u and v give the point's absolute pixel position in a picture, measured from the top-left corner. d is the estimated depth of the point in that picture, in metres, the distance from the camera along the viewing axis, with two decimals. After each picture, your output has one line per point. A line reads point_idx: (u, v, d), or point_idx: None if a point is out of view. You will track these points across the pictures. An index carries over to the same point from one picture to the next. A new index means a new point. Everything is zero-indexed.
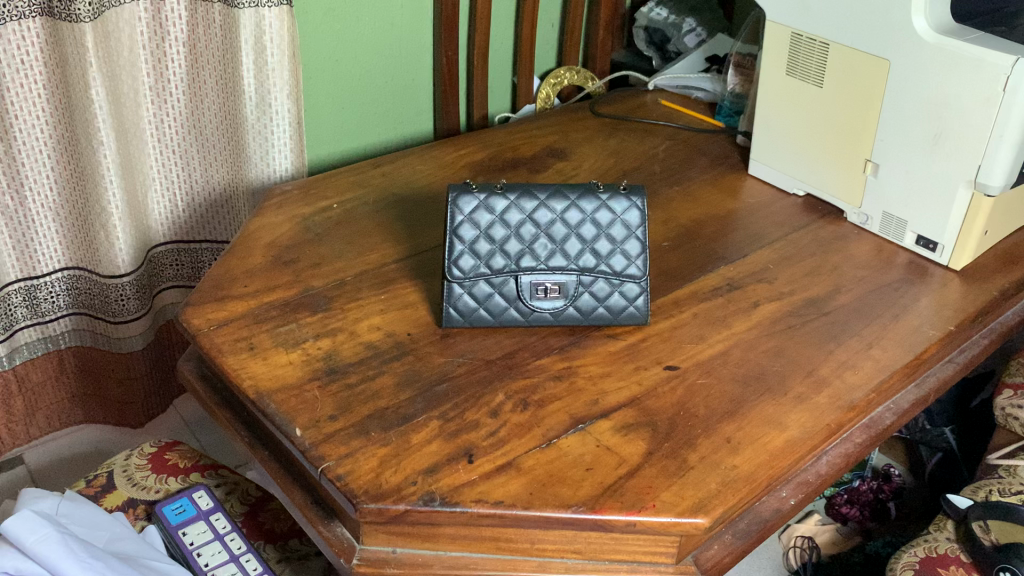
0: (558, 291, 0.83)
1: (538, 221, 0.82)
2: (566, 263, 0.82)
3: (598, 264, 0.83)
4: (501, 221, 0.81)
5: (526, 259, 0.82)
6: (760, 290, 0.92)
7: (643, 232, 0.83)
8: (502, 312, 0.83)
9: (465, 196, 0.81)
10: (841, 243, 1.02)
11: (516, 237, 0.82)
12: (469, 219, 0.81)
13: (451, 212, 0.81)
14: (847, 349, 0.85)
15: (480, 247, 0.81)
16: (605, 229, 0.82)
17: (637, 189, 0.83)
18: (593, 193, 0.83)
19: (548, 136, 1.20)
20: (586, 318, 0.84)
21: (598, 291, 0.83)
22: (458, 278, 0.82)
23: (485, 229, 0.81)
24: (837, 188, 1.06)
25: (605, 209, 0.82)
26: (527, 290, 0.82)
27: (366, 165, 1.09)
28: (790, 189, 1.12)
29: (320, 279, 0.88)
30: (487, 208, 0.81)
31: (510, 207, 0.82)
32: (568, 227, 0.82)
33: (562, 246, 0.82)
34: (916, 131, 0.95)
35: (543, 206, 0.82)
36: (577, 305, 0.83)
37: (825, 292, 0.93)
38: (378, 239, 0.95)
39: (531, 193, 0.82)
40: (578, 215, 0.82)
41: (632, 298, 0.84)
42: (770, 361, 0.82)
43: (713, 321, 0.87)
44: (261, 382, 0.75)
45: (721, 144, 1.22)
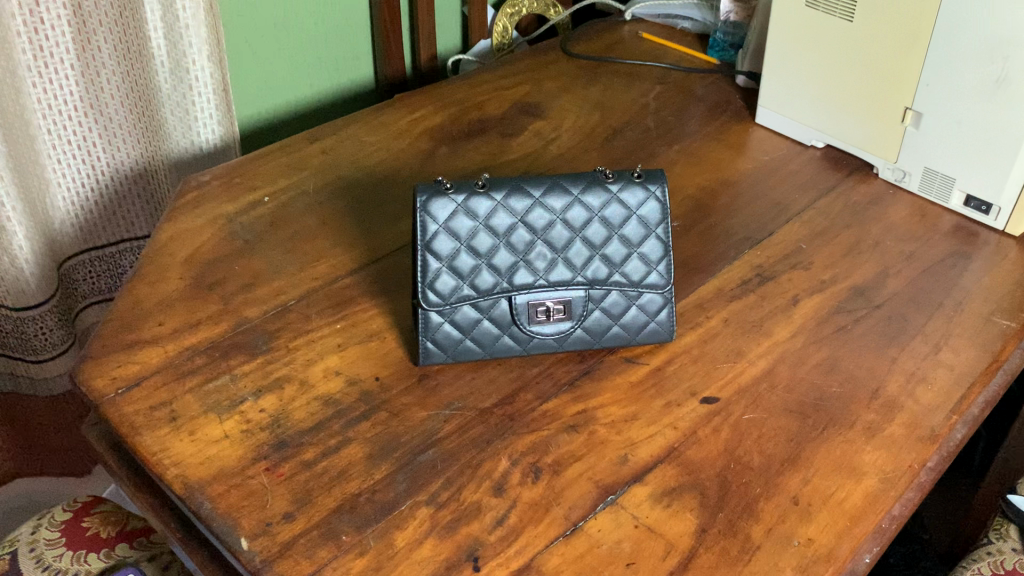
0: (564, 312, 0.66)
1: (532, 225, 0.64)
2: (571, 276, 0.65)
3: (610, 274, 0.66)
4: (486, 228, 0.64)
5: (521, 273, 0.65)
6: (796, 280, 0.76)
7: (664, 229, 0.66)
8: (494, 343, 0.66)
9: (438, 200, 0.63)
10: (876, 207, 0.86)
11: (506, 246, 0.64)
12: (446, 229, 0.63)
13: (420, 221, 0.63)
14: (912, 354, 0.70)
15: (462, 263, 0.64)
16: (616, 229, 0.65)
17: (654, 174, 0.66)
18: (601, 185, 0.65)
19: (518, 88, 1.01)
20: (599, 342, 0.67)
21: (612, 306, 0.66)
22: (436, 304, 0.64)
23: (465, 241, 0.63)
24: (866, 140, 0.90)
25: (617, 205, 0.65)
26: (524, 312, 0.65)
27: (301, 140, 0.89)
28: (809, 141, 0.95)
29: (256, 306, 0.70)
30: (466, 213, 0.63)
31: (496, 209, 0.64)
32: (572, 230, 0.65)
33: (566, 254, 0.65)
34: (970, 75, 0.79)
35: (539, 205, 0.64)
36: (586, 326, 0.67)
37: (870, 276, 0.77)
38: (325, 244, 0.76)
39: (523, 189, 0.64)
40: (584, 213, 0.65)
41: (654, 312, 0.67)
42: (823, 381, 0.67)
43: (749, 329, 0.71)
44: (189, 470, 0.57)
45: (718, 86, 1.04)
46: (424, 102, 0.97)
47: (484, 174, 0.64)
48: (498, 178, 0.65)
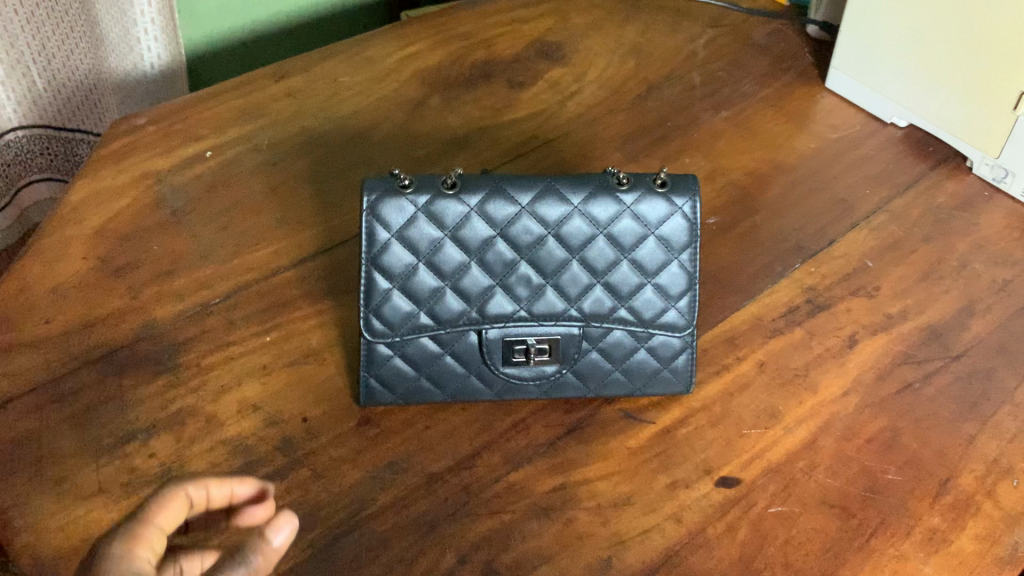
0: (550, 352, 0.51)
1: (516, 240, 0.49)
2: (562, 307, 0.51)
3: (614, 306, 0.51)
4: (454, 241, 0.49)
5: (497, 300, 0.50)
6: (856, 313, 0.60)
7: (689, 256, 0.51)
8: (457, 385, 0.52)
9: (393, 201, 0.48)
10: (965, 214, 0.69)
11: (479, 265, 0.50)
12: (400, 238, 0.49)
13: (368, 228, 0.48)
14: (997, 432, 0.54)
15: (420, 284, 0.50)
16: (625, 252, 0.50)
17: (684, 182, 0.50)
18: (611, 193, 0.49)
19: (539, 21, 0.83)
20: (594, 389, 0.53)
21: (614, 347, 0.52)
22: (384, 333, 0.50)
23: (425, 255, 0.49)
24: (965, 125, 0.72)
25: (630, 220, 0.50)
26: (498, 350, 0.51)
27: (266, 76, 0.73)
28: (890, 118, 0.77)
29: (171, 304, 0.56)
30: (429, 220, 0.49)
31: (470, 218, 0.49)
32: (568, 249, 0.50)
33: (557, 279, 0.50)
34: None
35: (526, 215, 0.49)
36: (579, 369, 0.52)
37: (951, 313, 0.61)
38: (270, 221, 0.62)
39: (508, 193, 0.49)
40: (586, 229, 0.50)
41: (669, 358, 0.53)
42: (878, 464, 0.52)
43: (789, 380, 0.56)
44: (45, 538, 0.45)
45: (784, 34, 0.85)
46: (423, 33, 0.80)
47: (458, 168, 0.49)
48: (477, 173, 0.50)
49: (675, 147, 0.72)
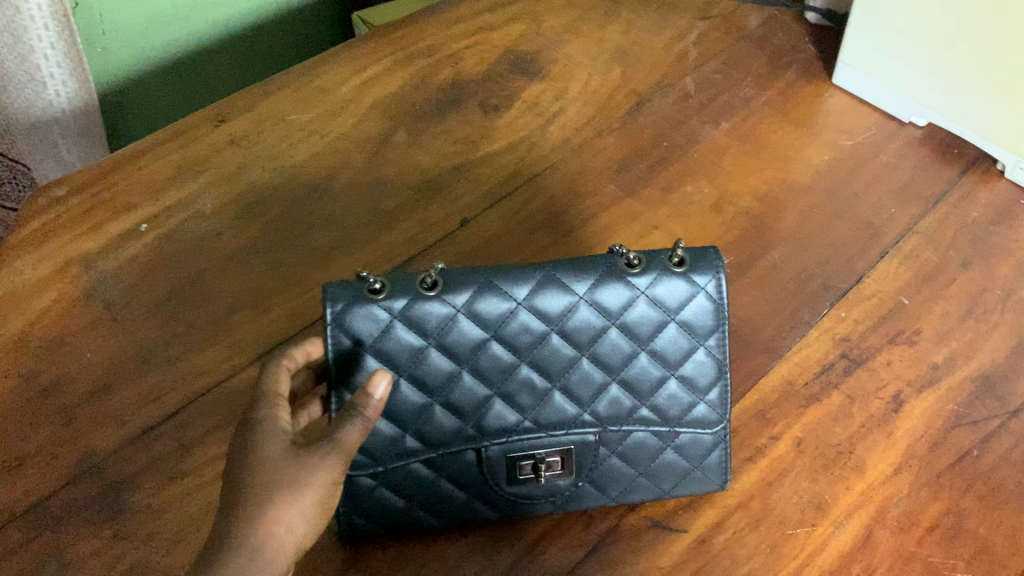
0: (563, 465, 0.44)
1: (514, 340, 0.42)
2: (574, 412, 0.43)
3: (635, 405, 0.44)
4: (439, 348, 0.41)
5: (497, 412, 0.42)
6: (898, 366, 0.53)
7: (716, 341, 0.43)
8: (456, 510, 0.44)
9: (363, 309, 0.40)
10: (1003, 229, 0.62)
11: (472, 373, 0.42)
12: (375, 352, 0.40)
13: (333, 345, 0.40)
14: None
15: (402, 402, 0.41)
16: (643, 343, 0.43)
17: (706, 256, 0.43)
18: (622, 278, 0.42)
19: (509, 27, 0.73)
20: (617, 498, 0.46)
21: (637, 449, 0.45)
22: (364, 464, 0.42)
23: (408, 368, 0.41)
24: (994, 127, 0.64)
25: (646, 306, 0.42)
26: (501, 469, 0.43)
27: (204, 122, 0.63)
28: (908, 116, 0.69)
29: (111, 431, 0.47)
30: (408, 327, 0.41)
31: (457, 321, 0.41)
32: (576, 346, 0.42)
33: (565, 381, 0.43)
34: None
35: (524, 312, 0.41)
36: (597, 479, 0.45)
37: (1003, 357, 0.54)
38: (222, 307, 0.53)
39: (501, 288, 0.41)
40: (595, 322, 0.42)
41: (700, 456, 0.45)
42: (944, 559, 0.45)
43: (833, 460, 0.49)
44: None
45: (781, 22, 0.76)
46: (378, 52, 0.70)
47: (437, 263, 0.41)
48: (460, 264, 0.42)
49: (676, 172, 0.64)
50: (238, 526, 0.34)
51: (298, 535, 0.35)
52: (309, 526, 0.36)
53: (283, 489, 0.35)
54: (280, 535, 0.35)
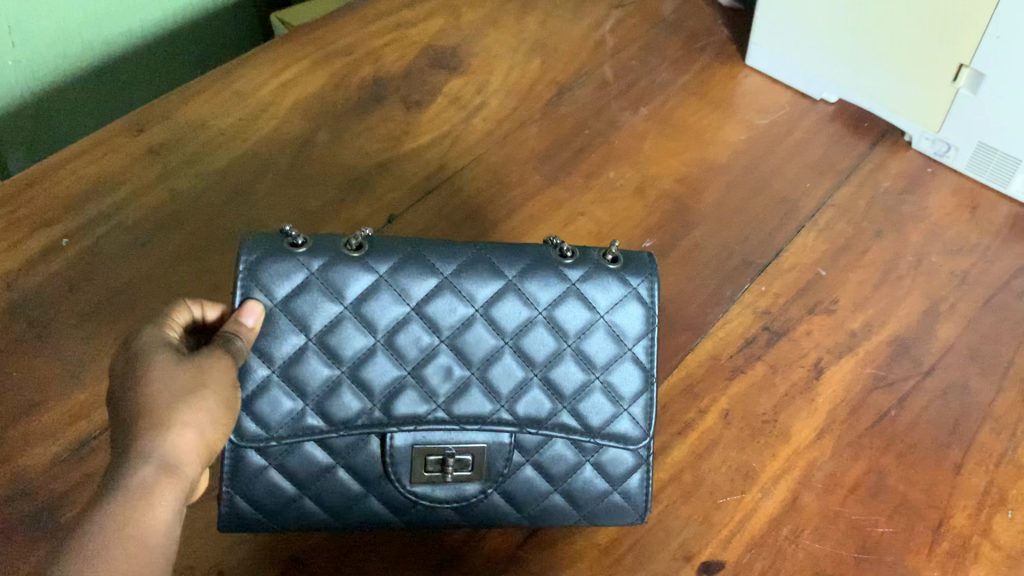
0: (472, 467, 0.43)
1: (434, 320, 0.42)
2: (491, 409, 0.43)
3: (553, 409, 0.43)
4: (355, 318, 0.41)
5: (406, 398, 0.42)
6: (818, 335, 0.55)
7: (642, 348, 0.44)
8: (349, 509, 0.43)
9: (280, 261, 0.40)
10: (912, 198, 0.64)
11: (386, 350, 0.42)
12: (286, 311, 0.40)
13: (243, 294, 0.40)
14: (982, 458, 0.50)
15: (306, 373, 0.41)
16: (569, 340, 0.43)
17: (642, 262, 0.44)
18: (554, 268, 0.43)
19: (428, 22, 0.74)
20: (524, 515, 0.45)
21: (553, 461, 0.44)
22: (255, 438, 0.41)
23: (319, 335, 0.41)
24: (900, 101, 0.67)
25: (573, 303, 0.43)
26: (406, 461, 0.42)
27: (122, 131, 0.63)
28: (820, 94, 0.71)
29: (42, 449, 0.47)
30: (326, 292, 0.41)
31: (379, 290, 0.41)
32: (500, 335, 0.43)
33: (485, 372, 0.43)
34: None
35: (449, 290, 0.42)
36: (508, 489, 0.44)
37: (915, 320, 0.57)
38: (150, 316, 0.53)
39: (432, 266, 0.42)
40: (522, 310, 0.43)
41: (620, 478, 0.45)
42: (866, 517, 0.48)
43: (759, 429, 0.51)
44: None
45: (695, 7, 0.78)
46: (298, 53, 0.70)
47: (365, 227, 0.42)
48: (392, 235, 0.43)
49: (599, 158, 0.65)
50: (143, 438, 0.32)
51: (204, 439, 0.34)
52: (212, 431, 0.35)
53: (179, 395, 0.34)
54: (188, 438, 0.33)
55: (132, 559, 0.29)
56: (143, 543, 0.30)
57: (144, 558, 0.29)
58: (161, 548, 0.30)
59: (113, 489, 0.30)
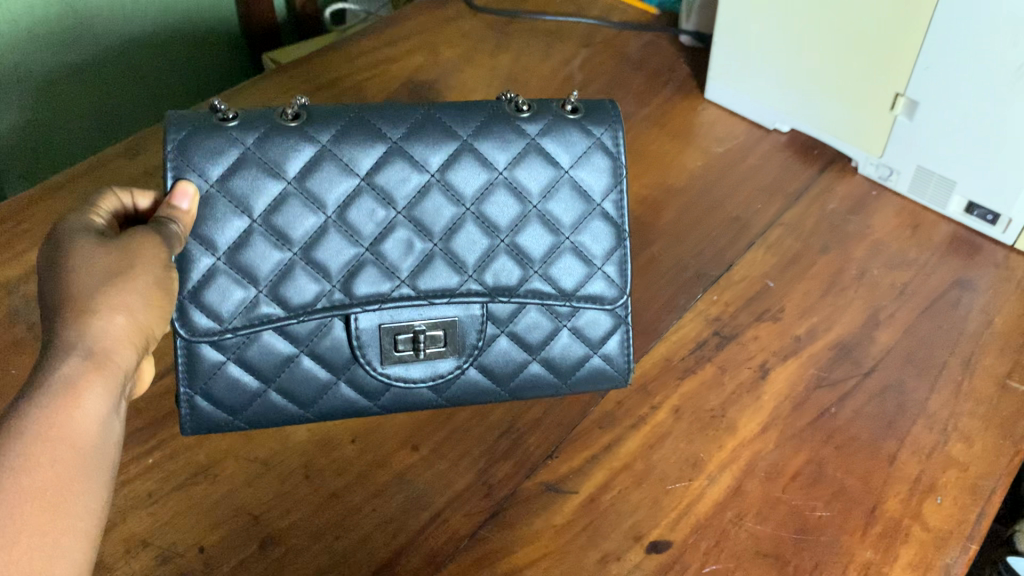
0: (444, 342, 0.51)
1: (385, 188, 0.49)
2: (460, 281, 0.50)
3: (523, 277, 0.52)
4: (301, 194, 0.48)
5: (370, 274, 0.49)
6: (764, 339, 0.59)
7: (609, 207, 0.52)
8: (321, 396, 0.51)
9: (218, 139, 0.47)
10: (857, 218, 0.69)
11: (337, 227, 0.49)
12: (226, 194, 0.47)
13: (175, 175, 0.46)
14: (914, 449, 0.54)
15: (249, 257, 0.48)
16: (534, 203, 0.51)
17: (597, 111, 0.52)
18: (504, 126, 0.50)
19: (408, 59, 0.79)
20: (504, 389, 0.53)
21: (529, 330, 0.53)
22: (209, 332, 0.48)
23: (268, 216, 0.48)
24: (844, 130, 0.71)
25: (529, 168, 0.51)
26: (374, 340, 0.50)
27: (117, 154, 0.67)
28: (772, 125, 0.76)
29: None
30: (273, 174, 0.47)
31: (322, 165, 0.48)
32: (462, 203, 0.50)
33: (450, 243, 0.50)
34: (982, 57, 0.61)
35: (399, 159, 0.49)
36: (484, 364, 0.52)
37: (857, 326, 0.61)
38: None
39: (381, 130, 0.49)
40: (482, 176, 0.50)
41: (599, 342, 0.54)
42: (806, 501, 0.51)
43: (707, 423, 0.54)
44: None
45: (658, 46, 0.84)
46: (285, 86, 0.75)
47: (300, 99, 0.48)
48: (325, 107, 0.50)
49: None
50: (71, 330, 0.36)
51: (131, 326, 0.39)
52: (138, 320, 0.39)
53: (104, 286, 0.39)
54: (116, 324, 0.38)
55: (56, 461, 0.32)
56: (67, 442, 0.33)
57: (74, 440, 0.33)
58: (87, 446, 0.34)
59: (42, 382, 0.34)
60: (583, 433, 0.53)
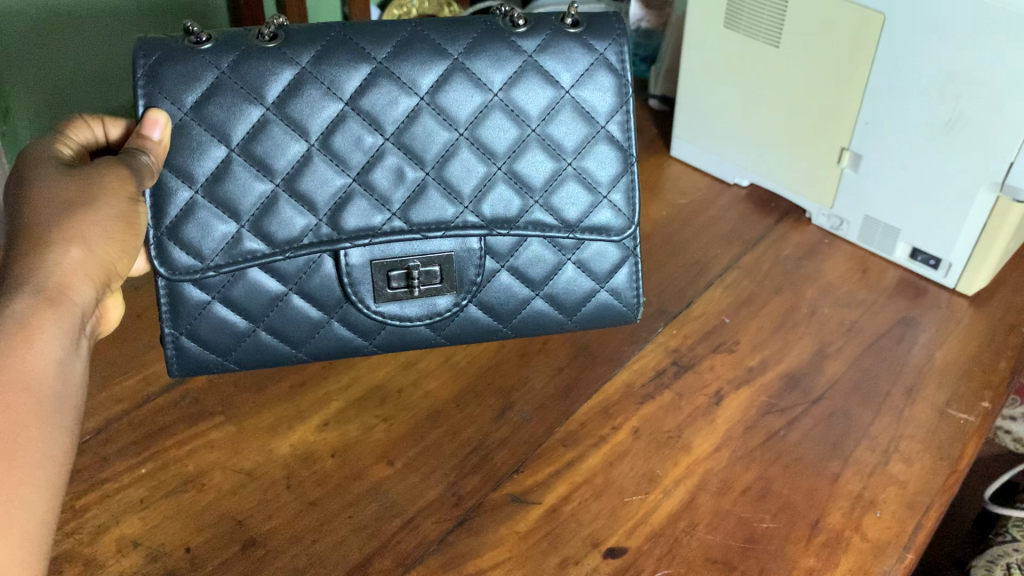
0: (441, 279, 0.57)
1: (370, 112, 0.54)
2: (458, 211, 0.56)
3: (524, 207, 0.57)
4: (282, 119, 0.53)
5: (360, 203, 0.55)
6: (719, 369, 0.64)
7: (615, 129, 0.57)
8: (309, 333, 0.58)
9: (198, 66, 0.52)
10: (810, 262, 0.74)
11: (322, 154, 0.54)
12: (206, 124, 0.52)
13: (146, 102, 0.52)
14: (856, 468, 0.58)
15: (225, 190, 0.53)
16: (533, 127, 0.56)
17: (597, 28, 0.56)
18: (501, 43, 0.55)
19: None
20: (506, 326, 0.61)
21: (529, 265, 0.59)
22: (189, 270, 0.54)
23: (248, 143, 0.53)
24: (797, 183, 0.77)
25: (521, 94, 0.55)
26: (366, 277, 0.56)
27: None
28: (733, 179, 0.82)
29: None
30: (254, 101, 0.53)
31: (306, 91, 0.53)
32: (456, 127, 0.55)
33: (448, 171, 0.55)
34: (920, 114, 0.66)
35: (385, 81, 0.54)
36: (482, 300, 0.59)
37: (807, 358, 0.65)
38: (139, 348, 0.61)
39: (365, 51, 0.53)
40: (478, 99, 0.55)
41: (606, 276, 0.61)
42: (754, 514, 0.55)
43: (664, 443, 0.58)
44: None
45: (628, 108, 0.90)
46: None
47: (277, 19, 0.53)
48: (304, 26, 0.54)
49: None
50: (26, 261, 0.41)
51: (88, 254, 0.44)
52: (95, 249, 0.44)
53: (62, 217, 0.44)
54: (72, 254, 0.43)
55: (9, 406, 0.37)
56: (19, 384, 0.37)
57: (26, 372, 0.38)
58: (39, 388, 0.38)
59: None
60: (547, 449, 0.57)
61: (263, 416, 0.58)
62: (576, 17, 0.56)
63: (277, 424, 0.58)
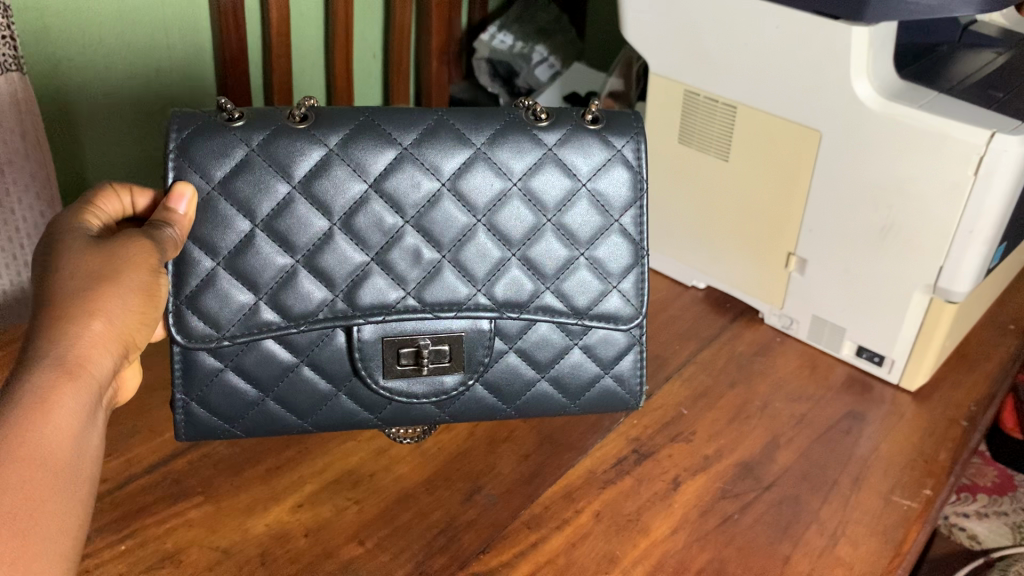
0: (450, 359, 0.61)
1: (391, 194, 0.58)
2: (471, 291, 0.60)
3: (537, 291, 0.62)
4: (305, 197, 0.58)
5: (376, 279, 0.59)
6: (677, 457, 0.67)
7: (627, 220, 0.62)
8: (321, 405, 0.61)
9: (227, 141, 0.57)
10: (763, 358, 0.79)
11: (344, 231, 0.58)
12: (229, 196, 0.57)
13: (177, 173, 0.56)
14: (806, 550, 0.61)
15: (246, 262, 0.58)
16: (549, 215, 0.61)
17: (615, 124, 0.62)
18: (523, 131, 0.60)
19: None
20: (511, 407, 0.64)
21: (537, 347, 0.63)
22: (205, 337, 0.58)
23: (269, 220, 0.58)
24: (749, 286, 0.82)
25: (540, 181, 0.60)
26: (375, 353, 0.60)
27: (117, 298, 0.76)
28: (690, 281, 0.87)
29: None
30: (281, 177, 0.57)
31: (333, 170, 0.58)
32: (475, 213, 0.60)
33: (462, 255, 0.60)
34: (859, 222, 0.72)
35: (409, 165, 0.58)
36: (487, 380, 0.63)
37: (759, 448, 0.69)
38: (126, 431, 0.64)
39: (392, 136, 0.58)
40: (498, 185, 0.60)
41: (611, 362, 0.65)
42: None
43: (623, 526, 0.61)
44: None
45: None
46: None
47: (309, 101, 0.58)
48: (334, 110, 0.59)
49: None
50: (49, 336, 0.45)
51: (110, 325, 0.47)
52: (117, 321, 0.48)
53: (89, 288, 0.47)
54: (96, 328, 0.46)
55: (27, 482, 0.39)
56: (36, 460, 0.40)
57: (45, 446, 0.40)
58: (53, 464, 0.41)
59: (22, 386, 0.42)
60: (513, 531, 0.60)
61: (240, 497, 0.61)
62: (597, 115, 0.62)
63: (253, 504, 0.60)
